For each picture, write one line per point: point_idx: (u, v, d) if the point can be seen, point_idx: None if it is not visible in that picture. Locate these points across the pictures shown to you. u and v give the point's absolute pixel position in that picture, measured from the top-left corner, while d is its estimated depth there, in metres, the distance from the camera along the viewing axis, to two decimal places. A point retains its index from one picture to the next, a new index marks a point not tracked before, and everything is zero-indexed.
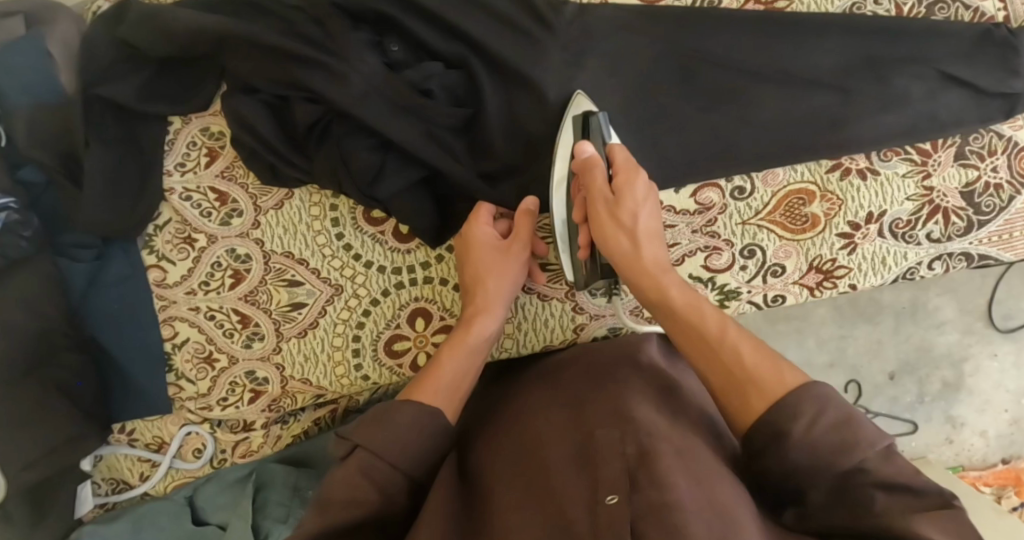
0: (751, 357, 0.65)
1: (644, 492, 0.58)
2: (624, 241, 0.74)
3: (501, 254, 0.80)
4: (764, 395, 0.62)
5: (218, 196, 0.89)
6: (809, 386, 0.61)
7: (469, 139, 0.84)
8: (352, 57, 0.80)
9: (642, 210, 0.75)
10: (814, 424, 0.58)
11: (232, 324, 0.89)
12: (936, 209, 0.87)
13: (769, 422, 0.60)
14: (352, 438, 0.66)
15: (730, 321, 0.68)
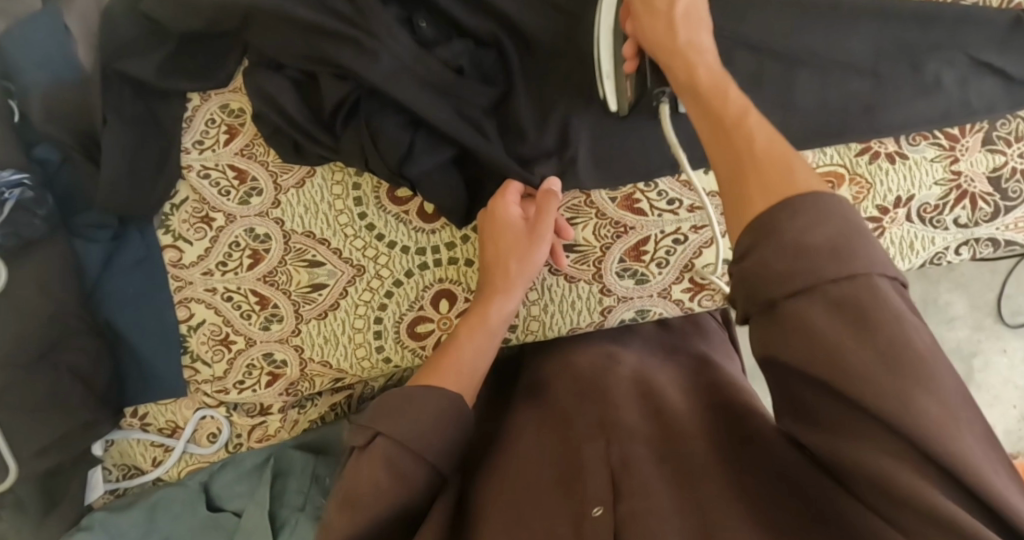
0: (767, 145, 0.55)
1: (628, 502, 0.63)
2: (659, 25, 0.69)
3: (522, 237, 0.77)
4: (770, 181, 0.52)
5: (237, 174, 0.87)
6: (819, 195, 0.50)
7: (499, 118, 0.83)
8: (382, 33, 0.78)
9: (703, 35, 0.69)
10: (814, 228, 0.48)
11: (249, 305, 0.87)
12: (964, 194, 0.87)
13: (766, 218, 0.50)
14: (373, 427, 0.67)
15: (751, 111, 0.59)
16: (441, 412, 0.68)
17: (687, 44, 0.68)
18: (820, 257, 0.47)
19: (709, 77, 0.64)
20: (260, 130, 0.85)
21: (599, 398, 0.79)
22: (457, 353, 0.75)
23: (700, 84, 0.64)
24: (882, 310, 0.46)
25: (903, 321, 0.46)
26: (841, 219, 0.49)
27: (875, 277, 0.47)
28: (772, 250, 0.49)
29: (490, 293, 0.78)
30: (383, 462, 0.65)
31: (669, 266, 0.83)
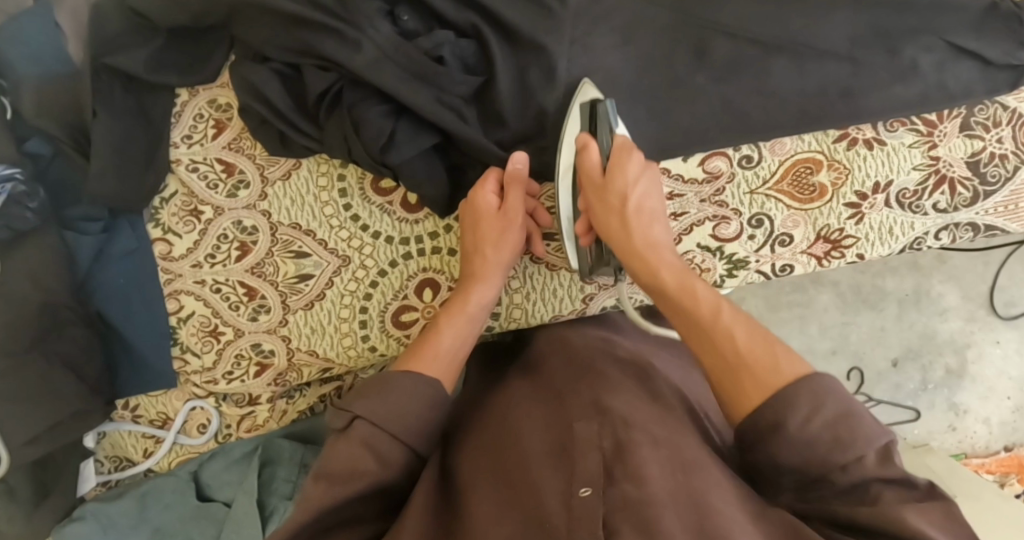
0: (749, 339, 0.67)
1: (620, 486, 0.61)
2: (615, 221, 0.77)
3: (498, 221, 0.79)
4: (756, 381, 0.64)
5: (225, 167, 0.89)
6: (813, 378, 0.63)
7: (480, 106, 0.84)
8: (365, 25, 0.80)
9: (658, 227, 0.78)
10: (815, 417, 0.61)
11: (238, 297, 0.89)
12: (942, 179, 0.88)
13: (769, 412, 0.62)
14: (352, 409, 0.68)
15: (724, 305, 0.71)
16: (417, 394, 0.70)
17: (648, 240, 0.77)
18: (823, 441, 0.60)
19: (672, 273, 0.75)
20: (247, 123, 0.86)
21: (590, 375, 0.77)
22: (438, 339, 0.76)
23: (669, 289, 0.74)
24: (887, 472, 0.59)
25: (862, 434, 0.60)
26: (835, 401, 0.61)
27: (866, 437, 0.60)
28: (785, 454, 0.61)
29: (468, 278, 0.80)
30: (360, 441, 0.66)
31: None
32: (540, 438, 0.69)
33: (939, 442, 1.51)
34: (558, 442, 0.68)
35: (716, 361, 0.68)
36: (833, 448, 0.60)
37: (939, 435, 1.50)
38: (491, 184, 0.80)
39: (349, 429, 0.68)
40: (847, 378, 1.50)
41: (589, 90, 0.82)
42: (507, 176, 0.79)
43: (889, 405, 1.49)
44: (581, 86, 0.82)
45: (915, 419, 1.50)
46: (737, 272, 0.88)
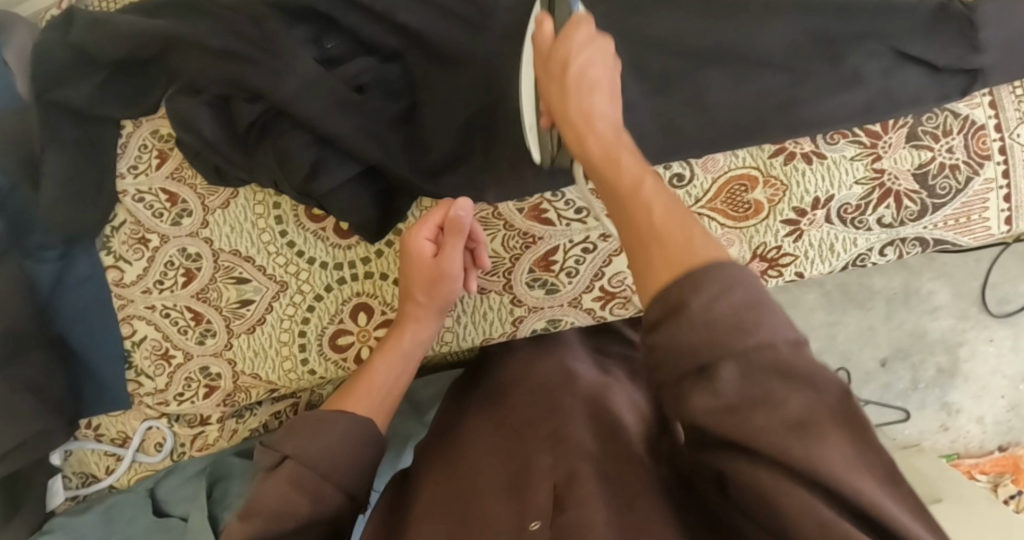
0: (664, 222, 0.56)
1: (569, 515, 0.60)
2: (554, 88, 0.70)
3: (427, 273, 0.79)
4: (697, 243, 0.54)
5: (169, 197, 0.91)
6: (720, 265, 0.52)
7: (407, 131, 0.84)
8: (287, 55, 0.81)
9: (596, 96, 0.68)
10: (723, 298, 0.50)
11: (186, 321, 0.92)
12: (887, 193, 0.85)
13: (673, 291, 0.51)
14: (282, 449, 0.69)
15: (647, 177, 0.61)
16: (350, 434, 0.71)
17: (584, 118, 0.68)
18: (728, 328, 0.49)
19: (600, 149, 0.66)
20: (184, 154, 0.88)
21: (551, 409, 0.76)
22: (371, 377, 0.79)
23: (604, 154, 0.65)
24: (818, 417, 0.47)
25: (779, 313, 0.50)
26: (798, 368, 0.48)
27: (741, 275, 0.51)
28: (684, 337, 0.50)
29: (410, 314, 0.82)
30: (290, 480, 0.67)
31: (579, 275, 0.84)
32: (497, 472, 0.70)
33: (931, 442, 1.52)
34: (511, 477, 0.68)
35: (610, 166, 0.63)
36: (730, 333, 0.49)
37: (931, 436, 1.51)
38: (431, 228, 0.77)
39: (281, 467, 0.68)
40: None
41: None
42: (448, 225, 0.75)
43: (878, 407, 1.50)
44: None
45: (906, 419, 1.50)
46: None
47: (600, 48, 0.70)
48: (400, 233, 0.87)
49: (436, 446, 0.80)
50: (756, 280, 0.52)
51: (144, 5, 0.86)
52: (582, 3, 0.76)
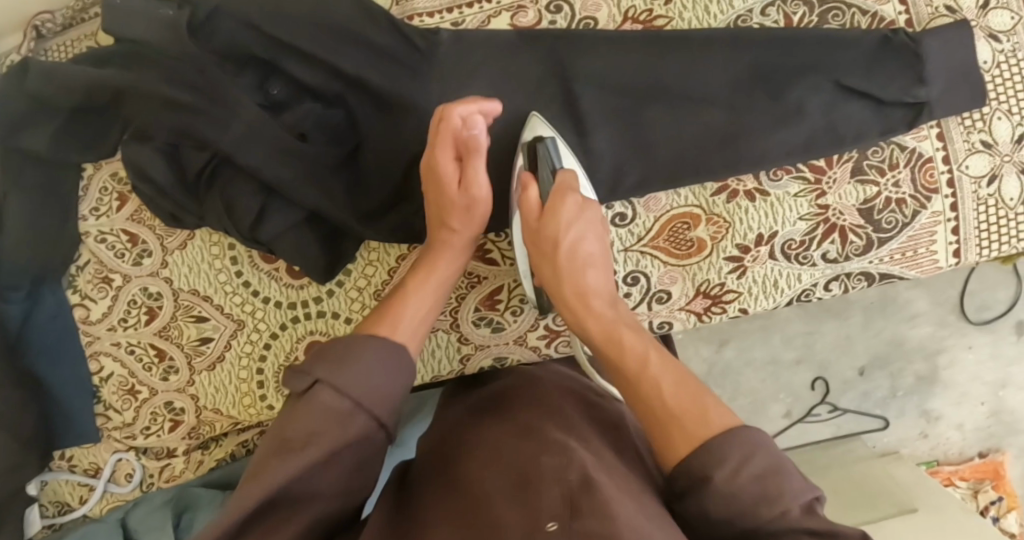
0: (671, 397, 0.62)
1: (582, 521, 0.53)
2: (547, 269, 0.74)
3: (448, 167, 0.77)
4: (699, 423, 0.59)
5: (130, 237, 0.94)
6: (740, 433, 0.58)
7: (352, 175, 0.86)
8: (231, 101, 0.83)
9: (589, 273, 0.73)
10: (745, 468, 0.56)
11: (149, 358, 0.94)
12: (832, 228, 0.85)
13: (689, 469, 0.58)
14: (312, 372, 0.62)
15: (652, 351, 0.66)
16: (388, 363, 0.65)
17: (582, 290, 0.72)
18: (766, 479, 0.56)
19: (604, 330, 0.69)
20: (144, 191, 0.88)
21: (556, 415, 0.71)
22: (409, 304, 0.73)
23: (613, 335, 0.69)
24: (818, 526, 0.55)
25: (773, 453, 0.58)
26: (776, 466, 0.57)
27: (750, 435, 0.58)
28: (709, 506, 0.57)
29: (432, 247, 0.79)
30: (323, 404, 0.61)
31: (523, 314, 0.86)
32: (502, 470, 0.63)
33: (911, 449, 1.53)
34: (520, 473, 0.61)
35: (612, 353, 0.67)
36: (759, 503, 0.56)
37: (910, 443, 1.52)
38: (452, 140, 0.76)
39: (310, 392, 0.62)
40: (811, 389, 1.51)
41: (536, 125, 0.82)
42: (467, 148, 0.76)
43: (855, 414, 1.51)
44: (529, 121, 0.83)
45: (885, 427, 1.52)
46: None
47: (588, 202, 0.76)
48: (350, 274, 0.89)
49: (432, 450, 0.72)
50: (771, 438, 0.59)
51: (95, 54, 0.88)
52: (563, 157, 0.80)
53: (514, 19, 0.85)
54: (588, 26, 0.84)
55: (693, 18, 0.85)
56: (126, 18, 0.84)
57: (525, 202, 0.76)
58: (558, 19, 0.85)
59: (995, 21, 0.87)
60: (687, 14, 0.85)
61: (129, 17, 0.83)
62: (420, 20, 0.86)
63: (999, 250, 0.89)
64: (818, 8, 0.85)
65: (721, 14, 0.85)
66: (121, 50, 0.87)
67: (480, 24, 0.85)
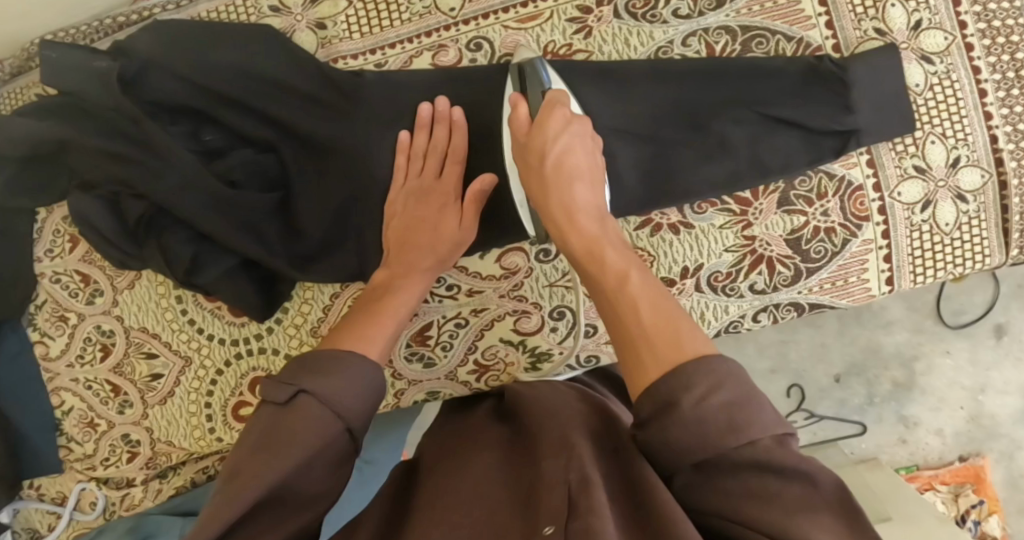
0: (638, 289, 0.60)
1: (583, 520, 0.51)
2: (536, 178, 0.74)
3: (451, 206, 0.82)
4: (669, 330, 0.56)
5: (82, 277, 0.97)
6: (712, 358, 0.54)
7: (284, 217, 0.88)
8: (165, 150, 0.85)
9: (577, 187, 0.72)
10: (712, 396, 0.52)
11: (106, 392, 0.98)
12: (759, 259, 0.85)
13: (662, 388, 0.53)
14: (296, 383, 0.63)
15: (634, 267, 0.63)
16: (370, 381, 0.66)
17: (570, 211, 0.70)
18: (736, 400, 0.52)
19: (591, 239, 0.68)
20: (88, 236, 0.91)
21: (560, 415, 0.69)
22: (394, 300, 0.76)
23: (596, 251, 0.66)
24: (784, 462, 0.51)
25: (755, 392, 0.54)
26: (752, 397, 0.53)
27: (728, 363, 0.54)
28: (673, 431, 0.52)
29: (417, 273, 0.79)
30: (307, 417, 0.62)
31: (454, 349, 0.87)
32: (500, 484, 0.61)
33: (890, 455, 1.51)
34: (524, 488, 0.59)
35: (592, 268, 0.65)
36: (725, 431, 0.52)
37: (889, 448, 1.50)
38: (438, 163, 0.83)
39: (291, 404, 0.62)
40: (787, 396, 1.50)
41: (523, 55, 0.83)
42: (467, 194, 0.82)
43: (833, 421, 1.50)
44: (517, 52, 0.83)
45: (863, 433, 1.50)
46: (541, 365, 0.87)
47: (579, 125, 0.76)
48: (287, 312, 0.92)
49: (440, 449, 0.72)
50: (744, 371, 0.55)
51: (34, 106, 0.90)
52: (553, 79, 0.80)
53: (436, 58, 0.86)
54: (508, 62, 0.85)
55: (613, 51, 0.85)
56: (66, 73, 0.87)
57: (517, 115, 0.77)
58: (478, 57, 0.86)
59: (927, 42, 0.86)
60: (607, 47, 0.84)
61: (68, 71, 0.87)
62: (345, 63, 0.88)
63: (934, 276, 0.88)
64: (741, 37, 0.84)
65: (640, 47, 0.84)
66: (64, 101, 0.90)
67: (404, 66, 0.87)
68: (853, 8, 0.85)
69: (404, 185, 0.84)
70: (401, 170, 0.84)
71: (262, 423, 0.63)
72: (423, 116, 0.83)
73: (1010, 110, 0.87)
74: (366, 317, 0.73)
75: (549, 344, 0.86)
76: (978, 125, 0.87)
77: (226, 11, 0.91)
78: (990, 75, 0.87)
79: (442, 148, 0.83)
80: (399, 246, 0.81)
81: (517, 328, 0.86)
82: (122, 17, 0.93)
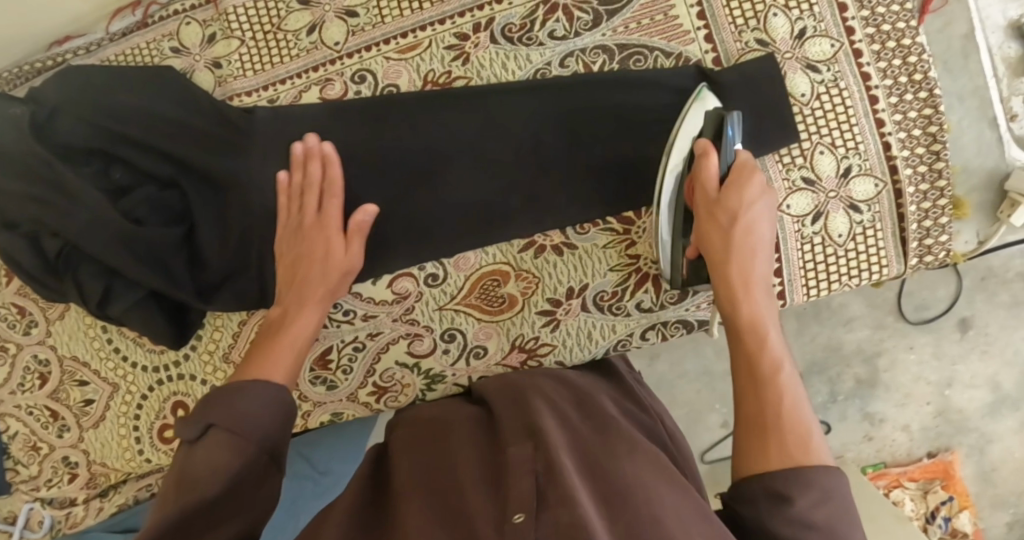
0: (789, 381, 0.63)
1: (553, 512, 0.57)
2: (717, 242, 0.73)
3: (336, 236, 0.82)
4: (814, 449, 0.58)
5: (18, 309, 1.02)
6: (827, 471, 0.57)
7: (190, 251, 0.93)
8: (74, 190, 0.88)
9: (759, 257, 0.71)
10: (818, 507, 0.55)
11: (45, 417, 1.03)
12: (644, 277, 0.86)
13: (775, 481, 0.57)
14: (201, 417, 0.59)
15: (788, 363, 0.64)
16: (273, 403, 0.63)
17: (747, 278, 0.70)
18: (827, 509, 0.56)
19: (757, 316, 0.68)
20: (15, 272, 0.95)
21: (532, 404, 0.75)
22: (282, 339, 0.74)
23: (760, 318, 0.68)
24: None
25: (851, 503, 0.57)
26: (831, 491, 0.57)
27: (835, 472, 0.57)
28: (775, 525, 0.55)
29: (309, 307, 0.78)
30: (215, 449, 0.58)
31: (353, 372, 0.90)
32: (476, 467, 0.67)
33: (856, 452, 1.36)
34: (494, 474, 0.65)
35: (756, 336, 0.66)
36: (826, 538, 0.55)
37: (853, 446, 1.35)
38: (315, 198, 0.82)
39: (200, 440, 0.59)
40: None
41: (708, 100, 0.79)
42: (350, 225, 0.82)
43: None
44: (700, 93, 0.80)
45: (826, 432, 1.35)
46: (436, 386, 0.90)
47: (766, 207, 0.73)
48: (201, 338, 0.97)
49: (419, 430, 0.77)
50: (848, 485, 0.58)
51: None
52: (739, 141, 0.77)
53: (323, 92, 0.89)
54: (390, 93, 0.87)
55: (491, 76, 0.86)
56: None
57: (705, 197, 0.74)
58: (363, 88, 0.88)
59: (812, 50, 0.85)
60: (485, 72, 0.86)
61: None
62: (240, 100, 0.92)
63: (828, 288, 0.88)
64: (618, 55, 0.85)
65: (520, 69, 0.86)
66: None
67: (295, 100, 0.90)
68: (732, 20, 0.84)
69: (286, 225, 0.82)
70: (281, 210, 0.82)
71: (175, 465, 0.59)
72: (295, 155, 0.82)
73: (903, 115, 0.85)
74: (257, 360, 0.71)
75: (441, 366, 0.89)
76: (870, 133, 0.85)
77: (131, 53, 0.94)
78: (881, 81, 0.85)
79: (318, 183, 0.82)
80: (288, 286, 0.80)
81: (411, 351, 0.89)
82: (39, 63, 0.97)
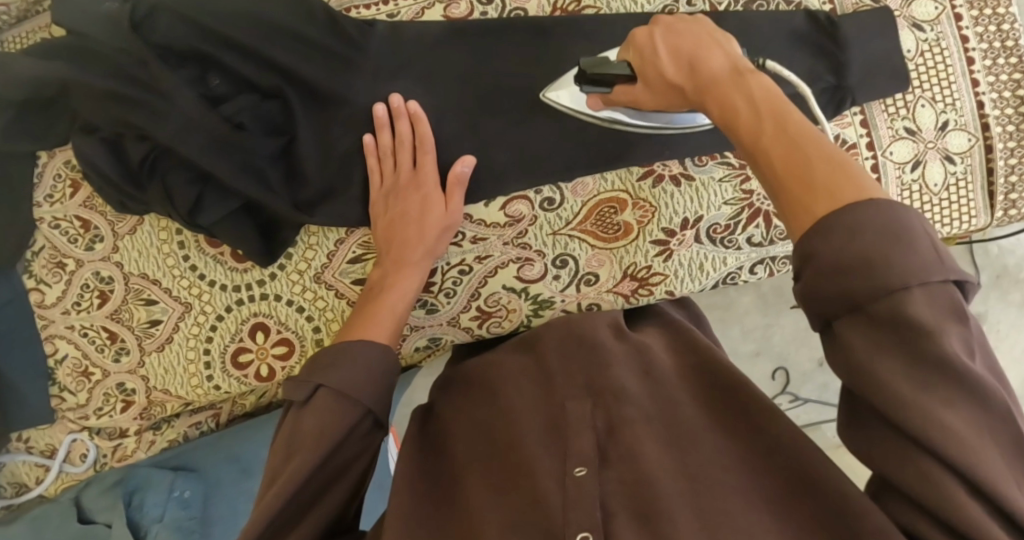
0: (772, 132, 0.53)
1: (613, 469, 0.63)
2: (654, 80, 0.67)
3: (433, 194, 0.84)
4: (840, 177, 0.50)
5: (82, 223, 0.94)
6: (870, 205, 0.48)
7: (287, 163, 0.89)
8: (170, 92, 0.84)
9: (714, 50, 0.62)
10: (851, 244, 0.48)
11: (102, 339, 0.95)
12: (756, 213, 0.88)
13: (829, 225, 0.49)
14: (312, 379, 0.68)
15: (775, 115, 0.54)
16: (371, 362, 0.70)
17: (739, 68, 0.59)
18: (864, 247, 0.47)
19: (760, 92, 0.56)
20: (91, 179, 0.89)
21: (589, 350, 0.77)
22: (389, 303, 0.79)
23: (752, 90, 0.57)
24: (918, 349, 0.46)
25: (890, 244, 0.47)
26: (882, 225, 0.48)
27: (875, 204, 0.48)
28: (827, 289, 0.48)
29: (408, 268, 0.81)
30: (324, 410, 0.66)
31: (456, 296, 0.89)
32: (536, 417, 0.71)
33: None
34: (553, 423, 0.69)
35: (747, 109, 0.55)
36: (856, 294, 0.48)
37: None
38: (408, 156, 0.85)
39: (312, 400, 0.67)
40: (771, 379, 1.34)
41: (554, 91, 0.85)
42: (449, 177, 0.84)
43: (815, 405, 1.34)
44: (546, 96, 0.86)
45: None
46: (542, 311, 0.91)
47: (661, 31, 0.67)
48: (291, 258, 0.93)
49: (478, 383, 0.79)
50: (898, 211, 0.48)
51: (41, 46, 0.87)
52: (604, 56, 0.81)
53: (447, 11, 0.90)
54: (518, 15, 0.89)
55: (620, 7, 0.89)
56: (71, 12, 0.85)
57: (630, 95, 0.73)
58: (489, 9, 0.90)
59: (919, 11, 0.90)
60: (615, 3, 0.89)
61: (75, 12, 0.85)
62: (358, 12, 0.91)
63: None
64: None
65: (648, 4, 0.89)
66: (66, 43, 0.87)
67: (414, 18, 0.90)
68: None
69: (381, 187, 0.85)
70: (375, 172, 0.85)
71: (286, 423, 0.67)
72: (379, 117, 0.85)
73: (995, 77, 0.90)
74: (359, 317, 0.78)
75: (552, 291, 0.90)
76: (966, 91, 0.90)
77: None
78: (978, 44, 0.90)
79: (408, 141, 0.85)
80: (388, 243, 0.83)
81: (520, 276, 0.89)
82: None
